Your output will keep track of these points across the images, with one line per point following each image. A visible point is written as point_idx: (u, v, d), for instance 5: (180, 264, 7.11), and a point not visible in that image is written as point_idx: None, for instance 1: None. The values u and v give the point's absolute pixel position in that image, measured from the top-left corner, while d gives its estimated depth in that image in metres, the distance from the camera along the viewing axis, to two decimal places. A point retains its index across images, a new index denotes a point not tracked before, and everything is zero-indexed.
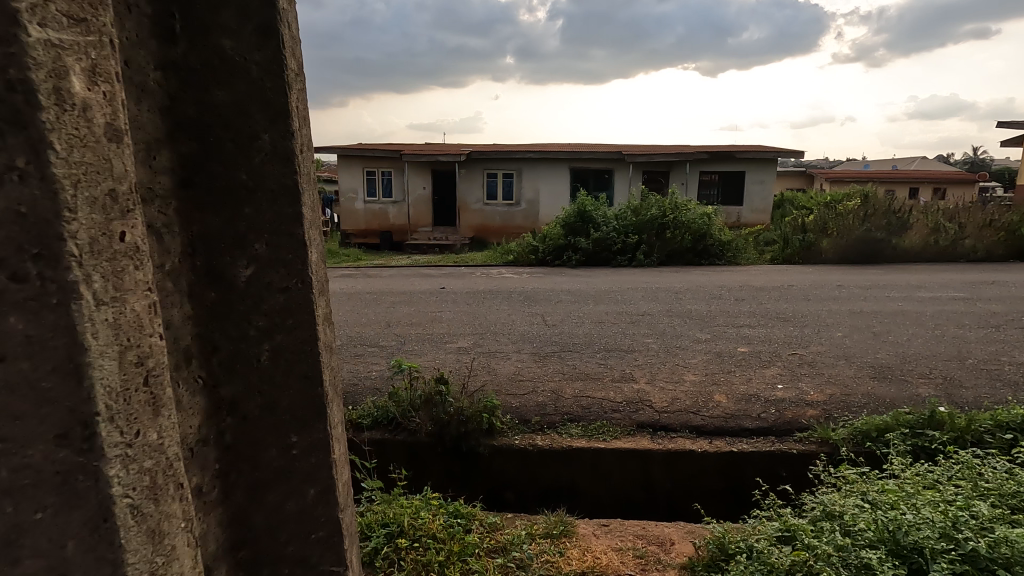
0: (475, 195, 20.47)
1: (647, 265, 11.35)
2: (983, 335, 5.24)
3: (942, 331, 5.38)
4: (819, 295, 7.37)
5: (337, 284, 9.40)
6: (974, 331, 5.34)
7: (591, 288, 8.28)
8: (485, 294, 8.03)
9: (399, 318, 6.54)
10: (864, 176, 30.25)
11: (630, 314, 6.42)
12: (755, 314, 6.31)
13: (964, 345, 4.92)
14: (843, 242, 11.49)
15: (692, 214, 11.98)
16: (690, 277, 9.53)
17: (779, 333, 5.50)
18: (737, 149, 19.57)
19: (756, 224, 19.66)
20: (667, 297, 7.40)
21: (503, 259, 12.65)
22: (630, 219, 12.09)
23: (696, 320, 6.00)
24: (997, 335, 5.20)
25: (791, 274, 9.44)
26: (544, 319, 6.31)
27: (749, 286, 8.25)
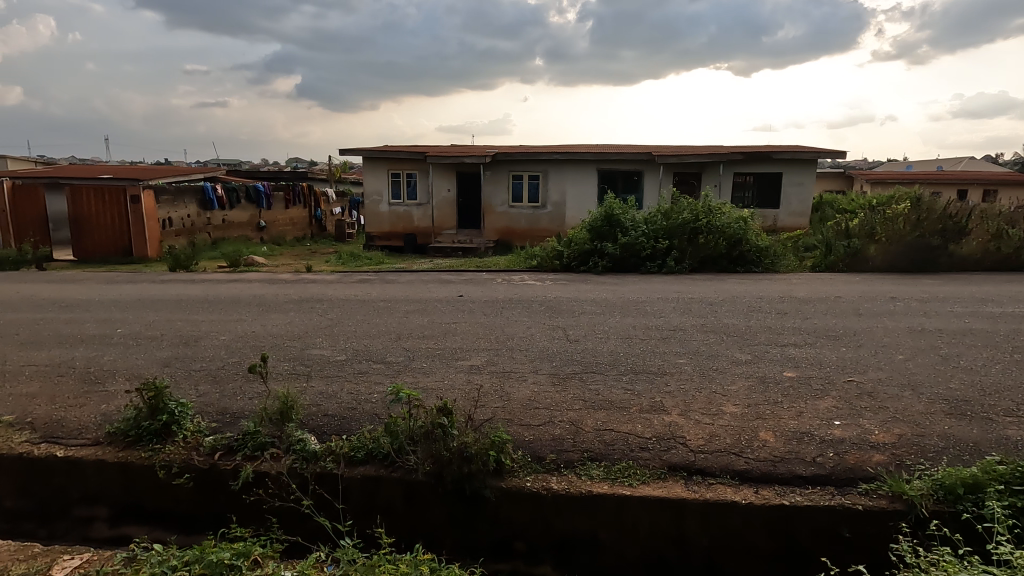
0: (500, 197, 20.06)
1: (679, 272, 10.74)
2: None
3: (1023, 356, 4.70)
4: (871, 309, 6.69)
5: (353, 290, 9.07)
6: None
7: (617, 298, 7.75)
8: (504, 303, 7.58)
9: (410, 330, 6.13)
10: (908, 177, 28.83)
11: (660, 329, 5.88)
12: (800, 331, 5.69)
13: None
14: (893, 249, 10.69)
15: (727, 217, 11.31)
16: (726, 286, 8.91)
17: (830, 355, 4.89)
18: (773, 149, 18.69)
19: (794, 227, 18.75)
20: (700, 310, 6.81)
21: (526, 265, 12.18)
22: (661, 224, 11.48)
23: (734, 338, 5.43)
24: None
25: (837, 284, 8.74)
26: (565, 333, 5.81)
27: (791, 297, 7.61)
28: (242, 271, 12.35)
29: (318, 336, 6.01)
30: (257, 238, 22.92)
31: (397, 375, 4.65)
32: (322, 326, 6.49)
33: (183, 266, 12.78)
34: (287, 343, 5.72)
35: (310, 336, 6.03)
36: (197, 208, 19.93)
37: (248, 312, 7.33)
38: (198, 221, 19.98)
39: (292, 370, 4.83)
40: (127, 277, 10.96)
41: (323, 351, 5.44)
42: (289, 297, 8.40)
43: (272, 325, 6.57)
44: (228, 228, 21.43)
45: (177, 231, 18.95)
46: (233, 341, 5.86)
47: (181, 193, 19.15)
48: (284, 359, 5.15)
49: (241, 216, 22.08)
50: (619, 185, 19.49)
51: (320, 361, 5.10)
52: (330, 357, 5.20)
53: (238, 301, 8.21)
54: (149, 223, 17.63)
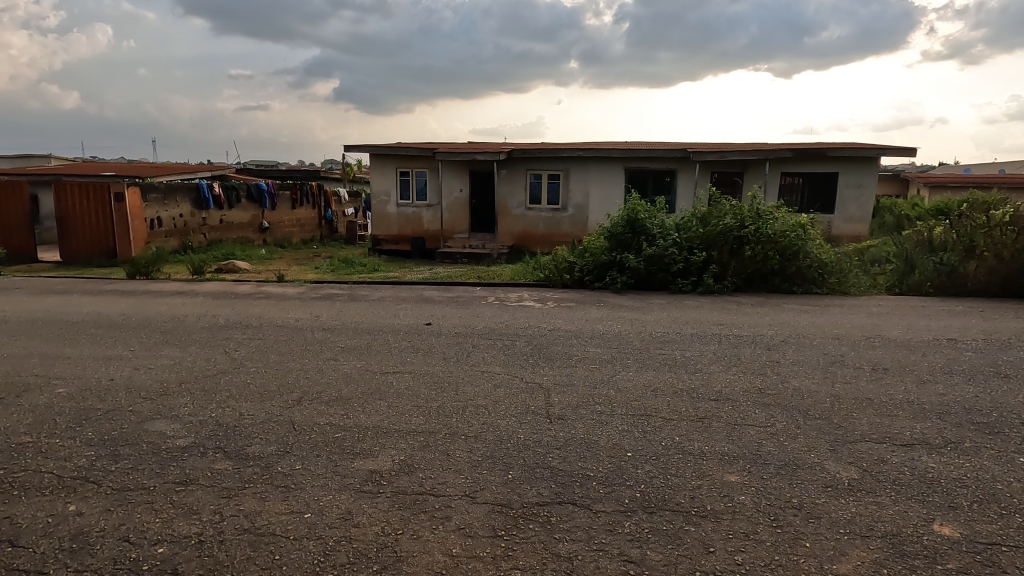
0: (515, 198, 18.09)
1: (718, 292, 8.58)
2: None
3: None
4: (1017, 366, 4.45)
5: (299, 311, 7.20)
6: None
7: (632, 334, 5.67)
8: (478, 338, 5.60)
9: (323, 387, 4.19)
10: (974, 179, 25.60)
11: (695, 401, 3.79)
12: (926, 412, 3.52)
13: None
14: (997, 269, 8.30)
15: (780, 224, 9.07)
16: (784, 316, 6.72)
17: (1005, 477, 2.74)
18: (830, 144, 16.20)
19: (851, 236, 16.22)
20: (752, 361, 4.68)
21: (531, 277, 10.14)
22: (696, 230, 9.32)
23: (818, 429, 3.30)
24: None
25: (940, 317, 6.48)
26: (546, 405, 3.77)
27: (881, 339, 5.40)
28: (204, 280, 10.66)
29: (190, 393, 4.13)
30: (259, 240, 21.17)
31: (235, 494, 2.70)
32: (212, 373, 4.60)
33: (143, 274, 11.17)
34: (132, 408, 3.83)
35: (178, 393, 4.13)
36: (191, 207, 18.21)
37: (139, 344, 5.51)
38: (192, 222, 18.21)
39: (79, 474, 2.92)
40: (62, 288, 9.34)
41: (168, 425, 3.52)
42: (213, 321, 6.56)
43: (147, 370, 4.70)
44: (227, 229, 19.73)
45: (167, 232, 17.16)
46: (64, 400, 4.00)
47: (172, 191, 17.39)
48: (93, 446, 3.25)
49: (241, 216, 20.34)
50: (649, 186, 17.30)
51: (145, 450, 3.19)
52: (166, 441, 3.29)
53: (146, 325, 6.40)
54: (134, 222, 15.70)
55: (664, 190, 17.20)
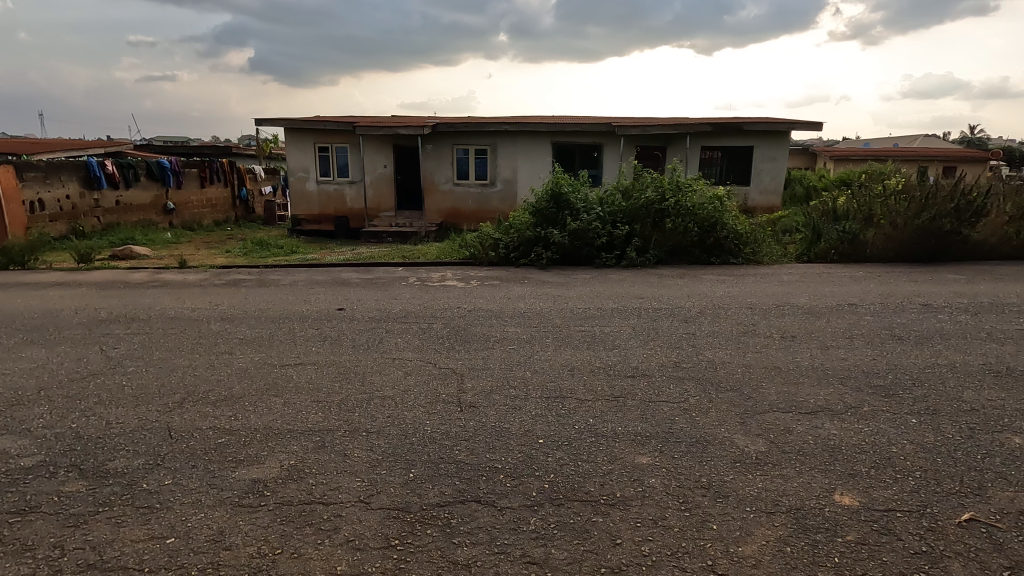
0: (443, 174, 17.60)
1: (641, 265, 8.69)
2: None
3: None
4: (911, 328, 4.69)
5: (196, 300, 6.56)
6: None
7: (554, 311, 5.56)
8: (393, 322, 5.30)
9: (212, 386, 3.76)
10: (873, 152, 27.52)
11: (611, 379, 3.70)
12: (829, 379, 3.61)
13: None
14: (895, 236, 8.86)
15: (699, 196, 9.23)
16: (703, 287, 6.85)
17: (900, 440, 2.81)
18: (746, 118, 16.80)
19: (766, 206, 16.98)
20: (669, 334, 4.66)
21: (456, 255, 9.88)
22: (619, 204, 9.34)
23: (730, 402, 3.29)
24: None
25: (843, 283, 6.80)
26: (458, 392, 3.56)
27: (790, 305, 5.60)
28: (94, 269, 9.59)
29: (52, 401, 3.58)
30: (165, 222, 19.47)
31: (85, 521, 2.31)
32: (82, 375, 4.05)
33: (18, 264, 9.88)
34: None
35: (34, 402, 3.57)
36: (80, 187, 16.35)
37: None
38: (82, 203, 16.41)
39: None
40: None
41: (14, 443, 3.01)
42: (92, 315, 5.82)
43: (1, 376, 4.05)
44: (125, 211, 17.97)
45: (51, 216, 15.35)
46: None
47: (56, 169, 15.54)
48: None
49: (141, 197, 18.57)
50: (576, 161, 17.33)
51: None
52: (9, 461, 2.81)
53: (9, 322, 5.60)
54: (10, 205, 13.89)
55: (590, 165, 17.29)
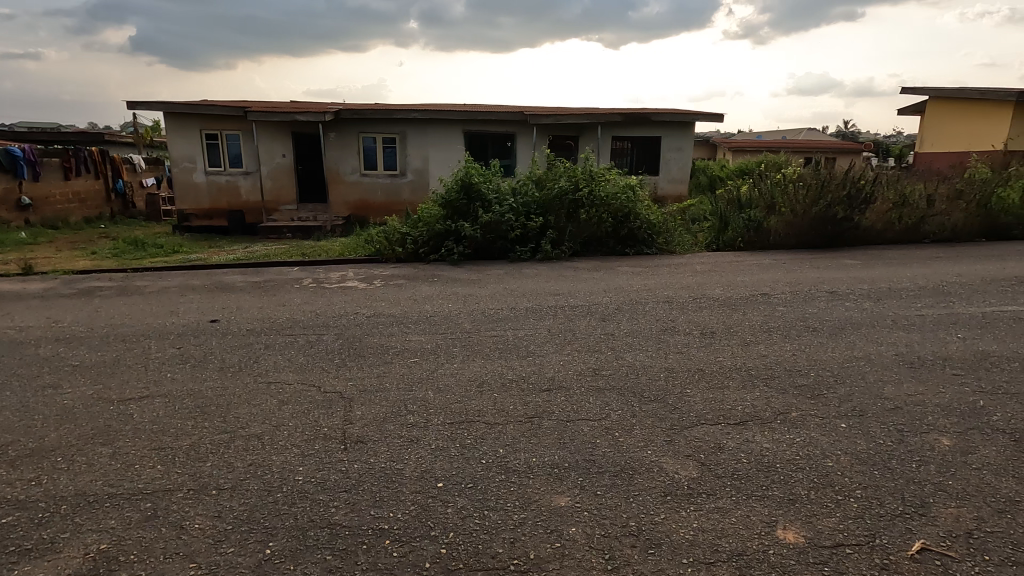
0: (349, 164, 16.48)
1: (557, 257, 8.38)
2: None
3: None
4: (822, 318, 4.64)
5: (28, 317, 5.39)
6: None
7: (463, 314, 5.05)
8: (277, 335, 4.56)
9: (16, 437, 2.90)
10: (767, 143, 29.33)
11: (525, 395, 3.26)
12: (753, 381, 3.38)
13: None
14: (795, 223, 9.17)
15: (612, 185, 9.06)
16: (619, 280, 6.62)
17: (833, 450, 2.58)
18: (653, 109, 17.08)
19: (674, 195, 17.41)
20: (587, 337, 4.30)
21: (361, 252, 9.09)
22: (532, 194, 8.96)
23: (654, 416, 2.95)
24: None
25: (754, 272, 6.83)
26: (343, 423, 2.96)
27: (706, 298, 5.46)
28: None
29: None
30: (19, 220, 16.80)
31: None
32: None
33: None
34: None
35: None
36: None
37: None
38: None
39: None
40: None
41: None
42: None
43: None
44: None
45: None
46: None
47: None
48: None
49: None
50: (489, 150, 16.85)
51: None
52: None
53: None
54: None
55: (503, 155, 16.88)
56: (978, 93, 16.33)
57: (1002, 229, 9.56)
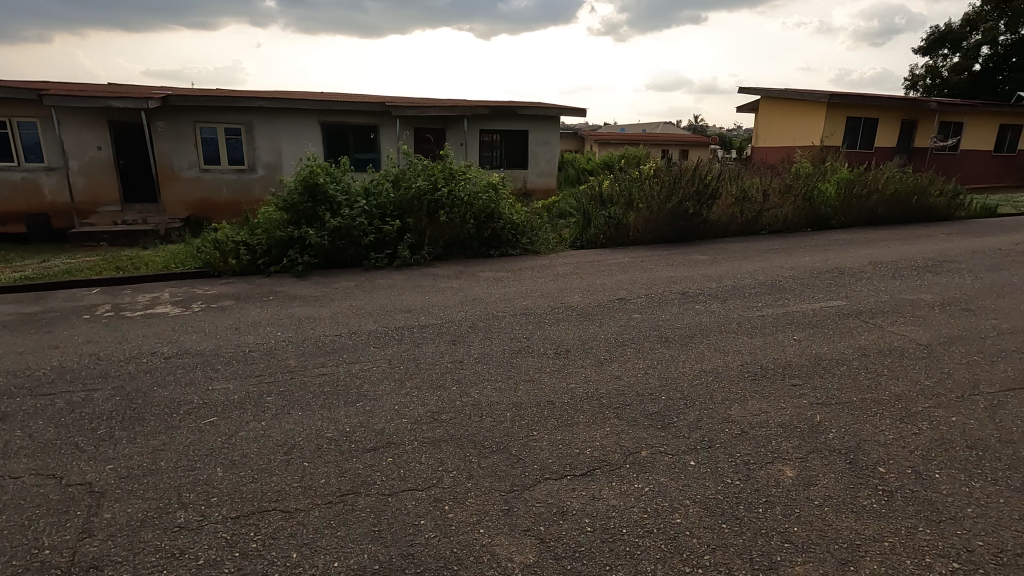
0: (185, 158, 14.41)
1: (417, 263, 7.80)
2: (969, 428, 2.88)
3: (959, 435, 2.82)
4: (674, 326, 4.58)
5: None
6: (992, 422, 2.95)
7: (291, 346, 4.30)
8: (28, 395, 3.49)
9: None
10: (628, 136, 30.86)
11: (342, 460, 2.68)
12: (605, 412, 3.10)
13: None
14: (651, 219, 9.44)
15: (473, 184, 8.64)
16: (479, 289, 6.22)
17: (681, 499, 2.34)
18: (518, 103, 16.98)
19: (543, 189, 17.52)
20: (432, 368, 3.80)
21: (187, 265, 7.79)
22: (388, 195, 8.26)
23: (493, 475, 2.54)
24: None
25: (612, 273, 6.79)
26: (79, 538, 2.17)
27: (564, 308, 5.22)
28: None
29: None
30: None
31: None
32: None
33: None
34: None
35: None
36: None
37: None
38: None
39: None
40: None
41: None
42: None
43: None
44: None
45: None
46: None
47: None
48: None
49: None
50: (350, 144, 15.67)
51: None
52: None
53: None
54: None
55: (365, 149, 15.80)
56: (800, 95, 18.29)
57: (823, 220, 10.66)
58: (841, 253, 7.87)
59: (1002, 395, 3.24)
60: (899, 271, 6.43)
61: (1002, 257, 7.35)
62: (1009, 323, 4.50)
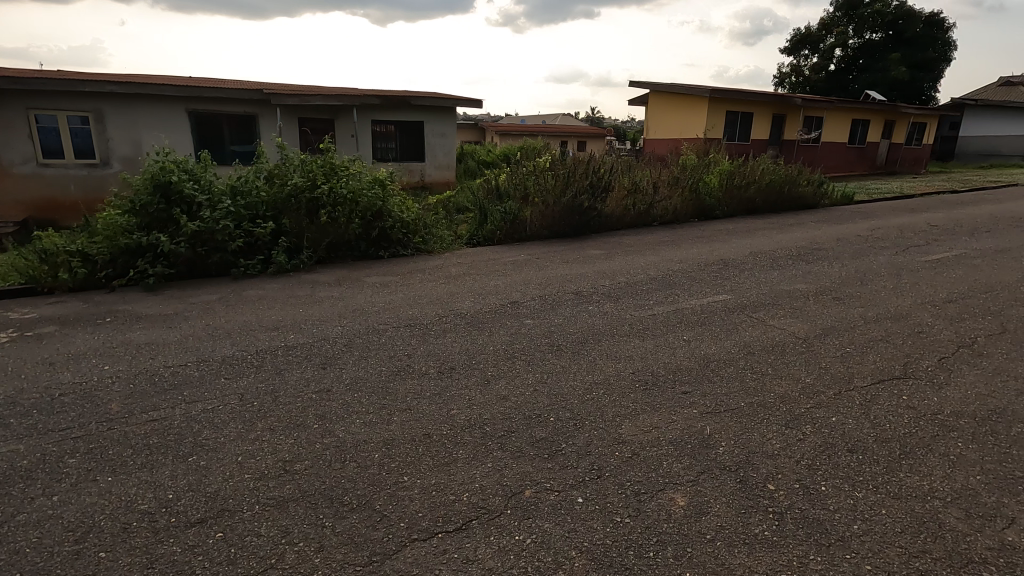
0: (16, 150, 12.24)
1: (296, 270, 7.06)
2: (848, 428, 2.88)
3: (840, 437, 2.80)
4: (567, 331, 4.36)
5: None
6: (868, 418, 2.97)
7: (120, 384, 3.56)
8: None
9: None
10: (527, 127, 30.92)
11: (158, 543, 2.13)
12: (488, 444, 2.77)
13: (935, 498, 2.33)
14: (547, 213, 9.30)
15: (357, 180, 7.99)
16: (363, 297, 5.68)
17: (567, 550, 2.06)
18: (411, 92, 16.24)
19: (441, 182, 16.96)
20: (294, 401, 3.28)
21: (5, 281, 6.48)
22: (259, 194, 7.40)
23: (351, 543, 2.12)
24: (919, 427, 2.89)
25: (507, 273, 6.52)
26: None
27: (453, 317, 4.85)
28: None
29: None
30: None
31: None
32: None
33: None
34: None
35: None
36: None
37: None
38: None
39: None
40: None
41: None
42: None
43: None
44: None
45: None
46: None
47: None
48: None
49: None
50: (224, 135, 14.07)
51: None
52: None
53: None
54: None
55: (243, 140, 14.27)
56: (685, 89, 19.14)
57: (708, 210, 11.13)
58: (725, 243, 8.17)
59: (873, 388, 3.32)
60: (776, 261, 6.73)
61: (862, 242, 7.97)
62: (873, 309, 4.76)
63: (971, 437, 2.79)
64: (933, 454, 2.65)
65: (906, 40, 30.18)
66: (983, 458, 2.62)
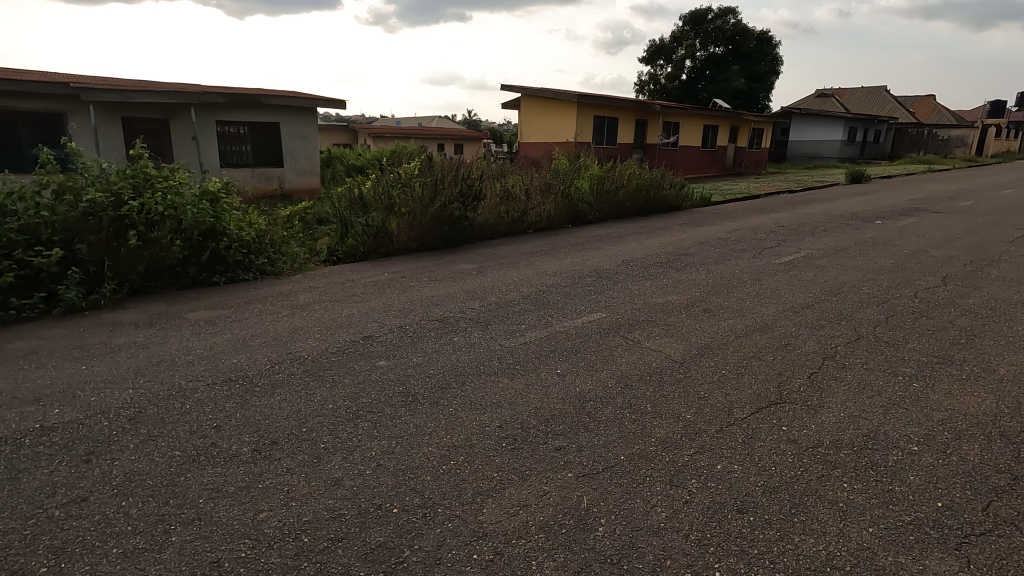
0: None
1: (95, 308, 5.67)
2: (736, 479, 2.55)
3: (727, 492, 2.45)
4: (427, 374, 3.72)
5: None
6: (752, 462, 2.68)
7: None
8: None
9: None
10: (401, 129, 29.73)
11: None
12: (302, 568, 2.05)
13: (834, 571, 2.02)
14: (415, 225, 8.57)
15: (180, 193, 6.69)
16: (179, 342, 4.59)
17: None
18: (261, 90, 14.58)
19: (304, 190, 15.35)
20: (23, 527, 2.29)
21: None
22: (40, 213, 5.86)
23: None
24: (803, 467, 2.63)
25: (365, 298, 5.72)
26: None
27: (290, 363, 4.00)
28: None
29: None
30: None
31: None
32: None
33: None
34: None
35: None
36: None
37: None
38: None
39: None
40: None
41: None
42: None
43: None
44: None
45: None
46: None
47: None
48: None
49: None
50: (22, 137, 11.54)
51: None
52: None
53: None
54: None
55: (49, 144, 11.82)
56: (554, 94, 19.35)
57: (581, 215, 11.10)
58: (598, 251, 8.04)
59: (752, 419, 3.07)
60: (647, 270, 6.64)
61: (723, 245, 8.23)
62: (741, 321, 4.68)
63: (853, 474, 2.59)
64: (824, 503, 2.39)
65: (743, 55, 33.36)
66: (871, 501, 2.40)
